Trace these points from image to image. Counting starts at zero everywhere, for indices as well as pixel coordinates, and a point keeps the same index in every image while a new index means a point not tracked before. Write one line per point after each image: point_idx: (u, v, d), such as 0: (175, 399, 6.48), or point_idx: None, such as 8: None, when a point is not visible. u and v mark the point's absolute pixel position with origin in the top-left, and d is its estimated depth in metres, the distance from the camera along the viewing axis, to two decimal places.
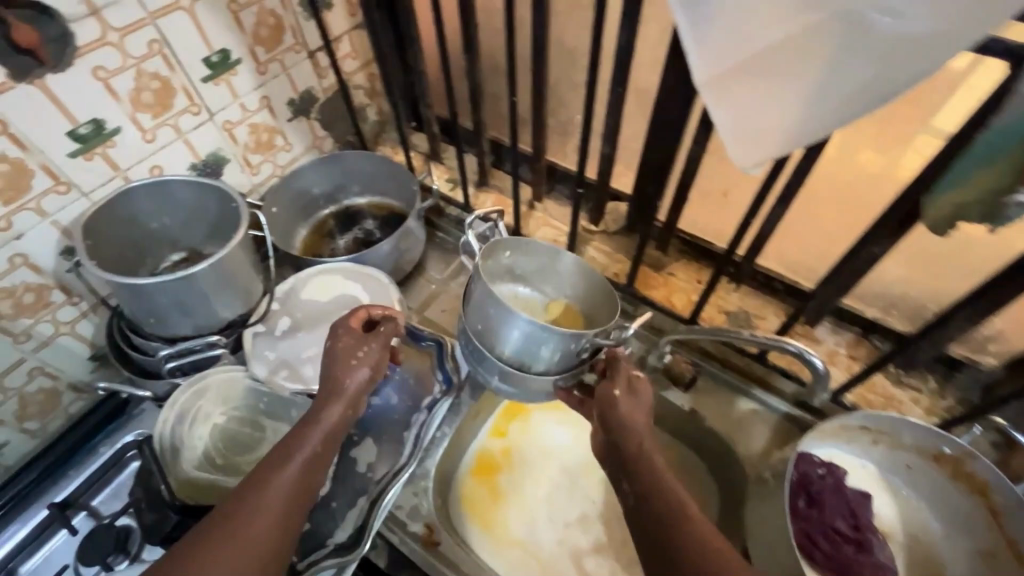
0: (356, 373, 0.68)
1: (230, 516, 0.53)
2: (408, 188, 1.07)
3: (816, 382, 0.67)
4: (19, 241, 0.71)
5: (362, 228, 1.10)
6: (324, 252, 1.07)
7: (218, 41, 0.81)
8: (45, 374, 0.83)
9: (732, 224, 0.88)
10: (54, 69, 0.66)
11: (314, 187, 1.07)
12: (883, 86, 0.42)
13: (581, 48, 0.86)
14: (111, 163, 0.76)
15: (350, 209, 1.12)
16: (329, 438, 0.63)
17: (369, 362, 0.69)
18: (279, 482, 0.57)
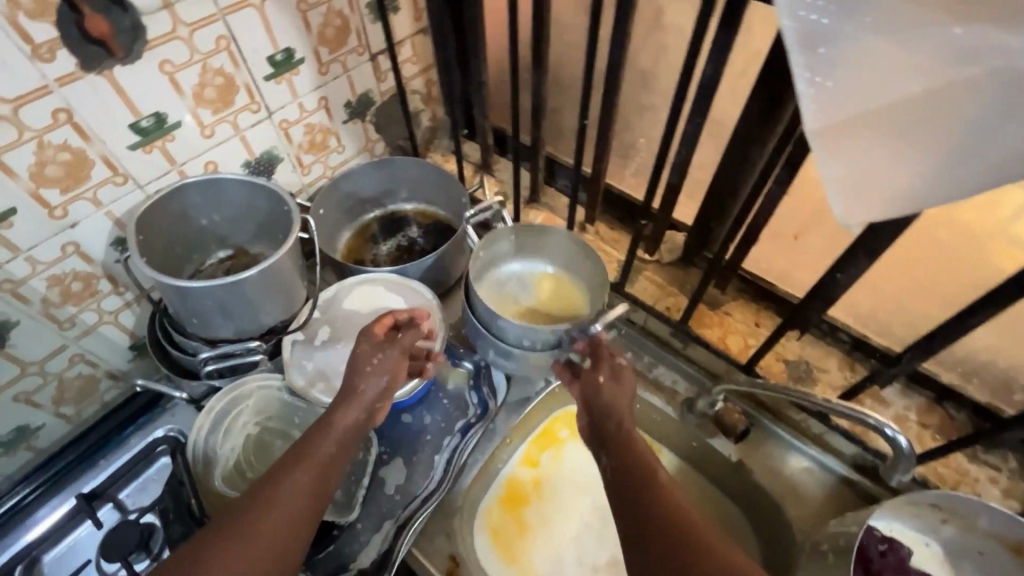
0: (373, 379, 0.65)
1: (241, 518, 0.52)
2: (457, 199, 1.04)
3: (898, 458, 0.61)
4: (73, 229, 0.71)
5: (406, 235, 1.07)
6: (367, 257, 1.05)
7: (284, 40, 0.79)
8: (86, 361, 0.82)
9: (802, 267, 0.84)
10: (123, 60, 0.65)
11: (363, 190, 1.05)
12: None
13: (655, 71, 0.82)
14: (168, 156, 0.75)
15: (396, 215, 1.10)
16: (345, 442, 0.61)
17: (386, 368, 0.66)
18: (292, 486, 0.55)
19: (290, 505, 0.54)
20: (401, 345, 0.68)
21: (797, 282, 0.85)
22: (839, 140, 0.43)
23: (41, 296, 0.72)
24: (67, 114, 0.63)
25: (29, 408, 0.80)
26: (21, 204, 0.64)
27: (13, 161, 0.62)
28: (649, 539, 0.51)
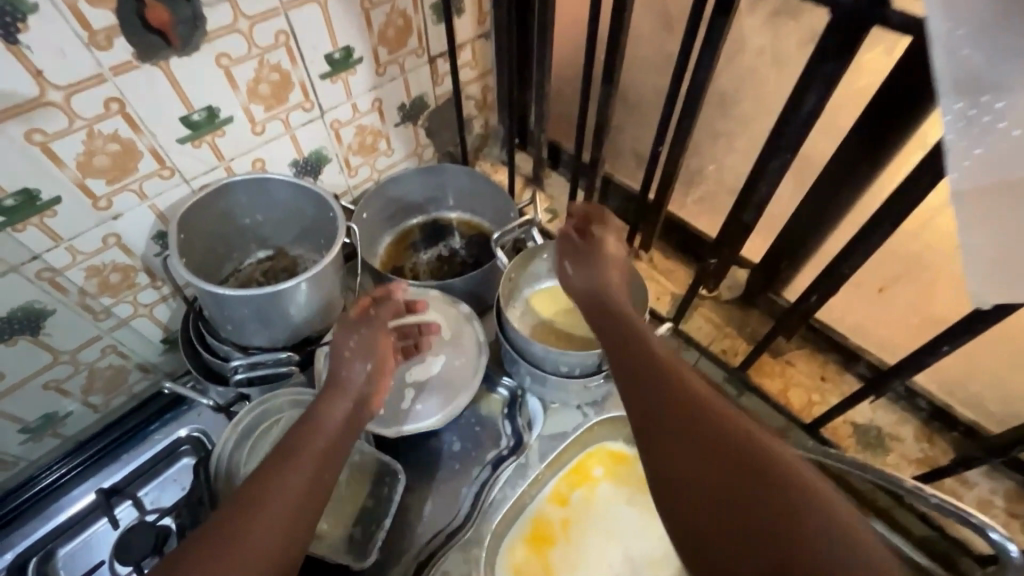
0: (354, 368, 0.62)
1: (228, 525, 0.48)
2: (505, 212, 0.99)
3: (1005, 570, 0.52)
4: (116, 221, 0.68)
5: (448, 245, 1.02)
6: (406, 265, 1.00)
7: (344, 38, 0.76)
8: (117, 353, 0.81)
9: (881, 322, 0.77)
10: (180, 52, 0.62)
11: (409, 196, 1.01)
12: None
13: (737, 95, 0.75)
14: (217, 151, 0.72)
15: (439, 223, 1.05)
16: (339, 434, 0.58)
17: (364, 351, 0.64)
18: (283, 485, 0.51)
19: (285, 501, 0.50)
20: (378, 321, 0.67)
21: (874, 337, 0.78)
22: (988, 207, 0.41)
23: (78, 286, 0.70)
24: (119, 104, 0.61)
25: (58, 395, 0.78)
26: (65, 193, 0.62)
27: (61, 149, 0.59)
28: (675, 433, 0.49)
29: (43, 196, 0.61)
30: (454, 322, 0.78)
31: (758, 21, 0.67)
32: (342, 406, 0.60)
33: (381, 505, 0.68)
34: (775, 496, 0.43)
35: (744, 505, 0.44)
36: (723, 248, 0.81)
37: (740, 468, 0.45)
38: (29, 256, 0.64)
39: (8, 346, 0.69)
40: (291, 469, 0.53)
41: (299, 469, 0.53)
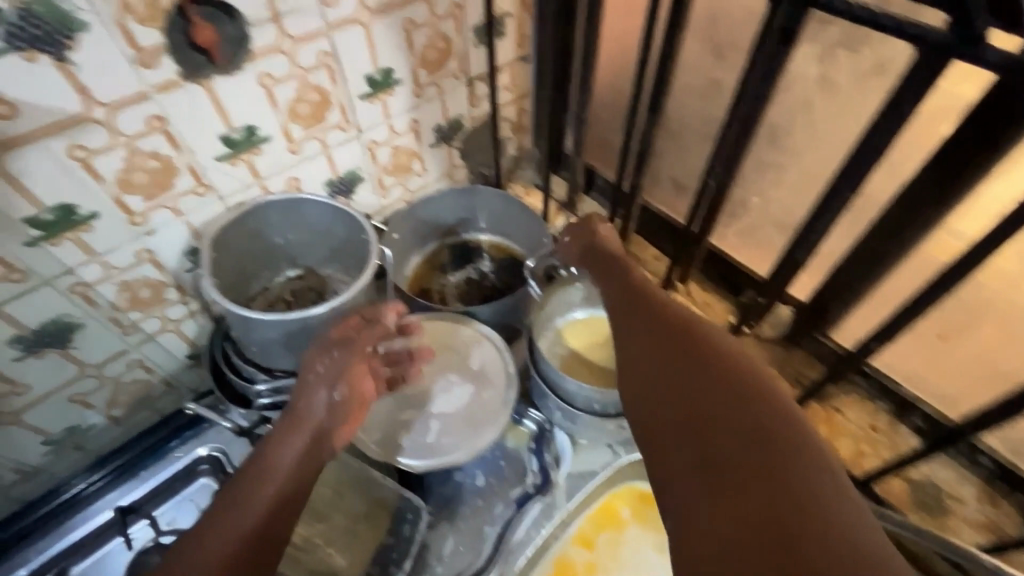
0: (315, 395, 0.55)
1: None
2: (537, 238, 0.96)
3: None
4: (150, 237, 0.68)
5: (477, 267, 1.01)
6: (435, 287, 0.99)
7: (385, 59, 0.75)
8: (142, 367, 0.80)
9: (942, 372, 0.72)
10: (224, 71, 0.61)
11: (440, 217, 0.99)
12: None
13: (789, 127, 0.71)
14: (253, 169, 0.72)
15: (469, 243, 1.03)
16: (293, 475, 0.50)
17: (327, 381, 0.56)
18: (220, 541, 0.45)
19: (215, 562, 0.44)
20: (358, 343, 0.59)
21: (932, 387, 0.73)
22: None
23: (109, 300, 0.69)
24: (161, 121, 0.60)
25: (81, 408, 0.77)
26: (102, 208, 0.62)
27: (101, 165, 0.59)
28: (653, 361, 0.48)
29: (81, 211, 0.60)
30: (483, 351, 0.76)
31: (817, 52, 0.64)
32: (299, 436, 0.52)
33: (403, 544, 0.65)
34: (757, 422, 0.40)
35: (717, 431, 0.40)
36: (768, 286, 0.77)
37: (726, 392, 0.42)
38: (62, 271, 0.63)
39: (37, 359, 0.68)
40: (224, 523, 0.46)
41: (236, 522, 0.46)
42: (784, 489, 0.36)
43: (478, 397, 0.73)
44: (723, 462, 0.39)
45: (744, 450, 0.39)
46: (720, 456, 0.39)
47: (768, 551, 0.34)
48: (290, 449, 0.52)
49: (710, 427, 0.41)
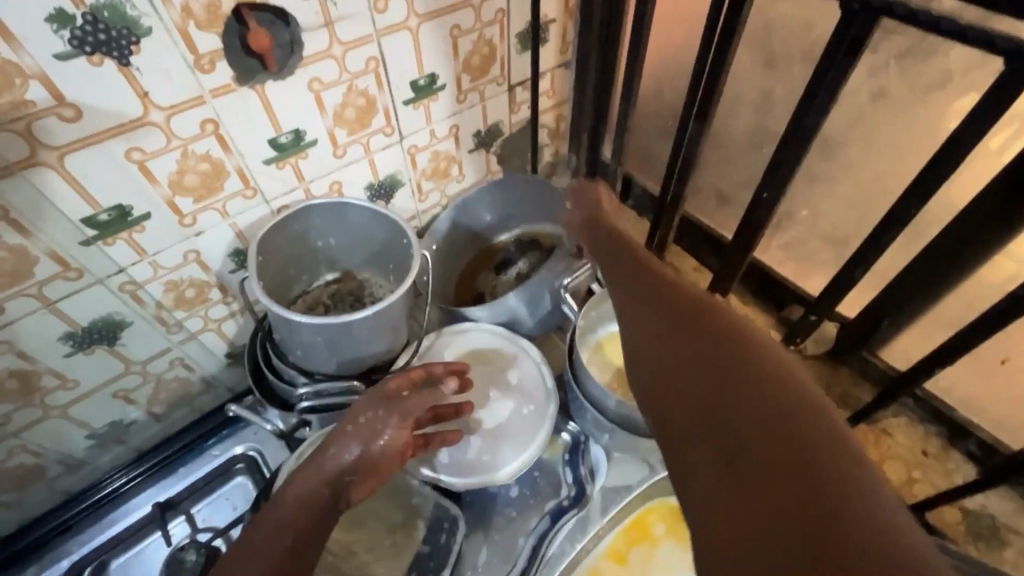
0: (345, 448, 0.56)
1: None
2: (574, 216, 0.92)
3: None
4: (198, 238, 0.69)
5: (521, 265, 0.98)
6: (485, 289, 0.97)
7: (430, 65, 0.75)
8: (183, 365, 0.81)
9: (1001, 398, 0.69)
10: (276, 75, 0.62)
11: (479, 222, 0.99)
12: None
13: (844, 139, 0.69)
14: (298, 173, 0.72)
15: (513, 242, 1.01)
16: (309, 525, 0.51)
17: (361, 435, 0.57)
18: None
19: None
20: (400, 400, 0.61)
21: (990, 413, 0.71)
22: None
23: (156, 299, 0.71)
24: (214, 125, 0.61)
25: (124, 404, 0.79)
26: (154, 210, 0.63)
27: (156, 167, 0.60)
28: (650, 347, 0.44)
29: (135, 211, 0.61)
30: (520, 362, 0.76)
31: (879, 62, 0.62)
32: (307, 485, 0.54)
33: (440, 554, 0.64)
34: (775, 401, 0.34)
35: (730, 418, 0.35)
36: (816, 303, 0.75)
37: (734, 369, 0.37)
38: (114, 270, 0.64)
39: (85, 356, 0.69)
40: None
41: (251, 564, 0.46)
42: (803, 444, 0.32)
43: (518, 415, 0.73)
44: (742, 451, 0.34)
45: (764, 436, 0.33)
46: (723, 402, 0.36)
47: (790, 497, 0.30)
48: (305, 493, 0.53)
49: (723, 414, 0.36)
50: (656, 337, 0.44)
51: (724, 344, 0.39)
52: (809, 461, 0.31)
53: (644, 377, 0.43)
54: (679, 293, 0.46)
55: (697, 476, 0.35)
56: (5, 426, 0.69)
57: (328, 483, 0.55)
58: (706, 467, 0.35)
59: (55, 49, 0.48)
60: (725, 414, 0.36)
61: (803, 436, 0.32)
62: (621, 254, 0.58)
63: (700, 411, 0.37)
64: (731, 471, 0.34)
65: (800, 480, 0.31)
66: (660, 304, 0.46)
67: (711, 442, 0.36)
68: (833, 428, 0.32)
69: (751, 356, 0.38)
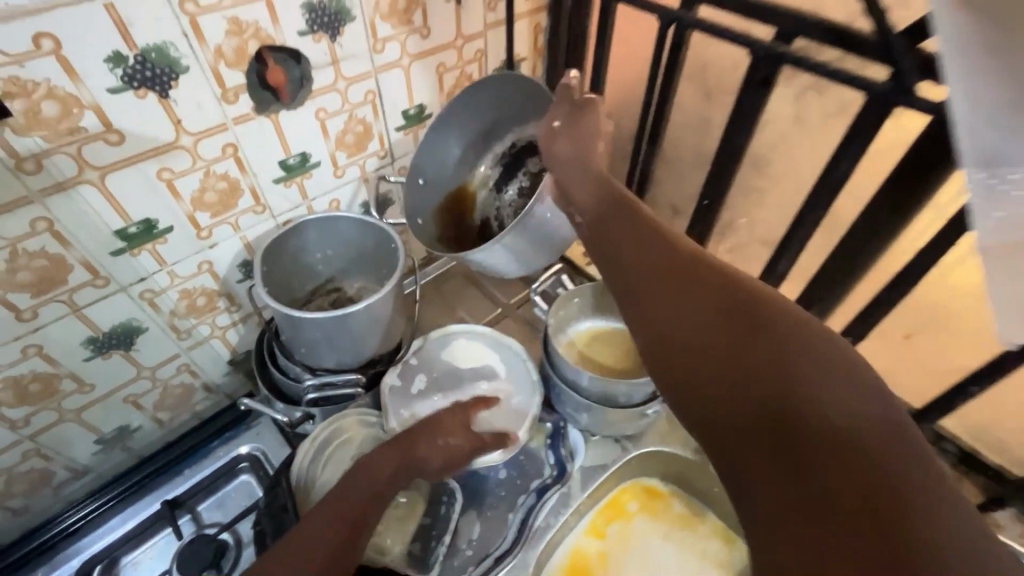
0: (434, 452, 0.69)
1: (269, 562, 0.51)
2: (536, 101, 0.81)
3: None
4: (211, 249, 0.76)
5: (526, 173, 0.84)
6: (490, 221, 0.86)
7: (419, 97, 0.86)
8: (189, 371, 0.86)
9: (907, 371, 0.83)
10: (288, 106, 0.71)
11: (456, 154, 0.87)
12: None
13: (768, 157, 0.83)
14: (302, 191, 0.81)
15: (512, 152, 0.87)
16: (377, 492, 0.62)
17: (444, 452, 0.70)
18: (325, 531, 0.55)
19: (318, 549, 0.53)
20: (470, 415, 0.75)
21: (900, 384, 0.84)
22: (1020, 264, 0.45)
23: (170, 307, 0.77)
24: (233, 149, 0.69)
25: (132, 409, 0.83)
26: (177, 223, 0.70)
27: (181, 185, 0.67)
28: (707, 353, 0.47)
29: (159, 225, 0.69)
30: (507, 357, 0.85)
31: (790, 95, 0.76)
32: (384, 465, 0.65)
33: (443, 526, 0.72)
34: (842, 417, 0.40)
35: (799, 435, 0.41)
36: None
37: (807, 390, 0.42)
38: (137, 278, 0.71)
39: (103, 360, 0.75)
40: (326, 525, 0.55)
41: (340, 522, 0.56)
42: (871, 470, 0.38)
43: (508, 402, 0.81)
44: (820, 467, 0.40)
45: (837, 455, 0.39)
46: (794, 426, 0.42)
47: (868, 514, 0.37)
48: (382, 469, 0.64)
49: (799, 430, 0.41)
50: (706, 348, 0.48)
51: (788, 364, 0.44)
52: (881, 476, 0.38)
53: (695, 383, 0.48)
54: (724, 296, 0.49)
55: (763, 474, 0.43)
56: (23, 429, 0.73)
57: (399, 471, 0.65)
58: (775, 474, 0.42)
59: (109, 84, 0.56)
60: (797, 433, 0.42)
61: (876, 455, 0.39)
62: (633, 227, 0.58)
63: (765, 425, 0.43)
64: (801, 477, 0.40)
65: (874, 489, 0.37)
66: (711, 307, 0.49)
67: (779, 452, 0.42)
68: (895, 435, 0.39)
69: (816, 374, 0.43)
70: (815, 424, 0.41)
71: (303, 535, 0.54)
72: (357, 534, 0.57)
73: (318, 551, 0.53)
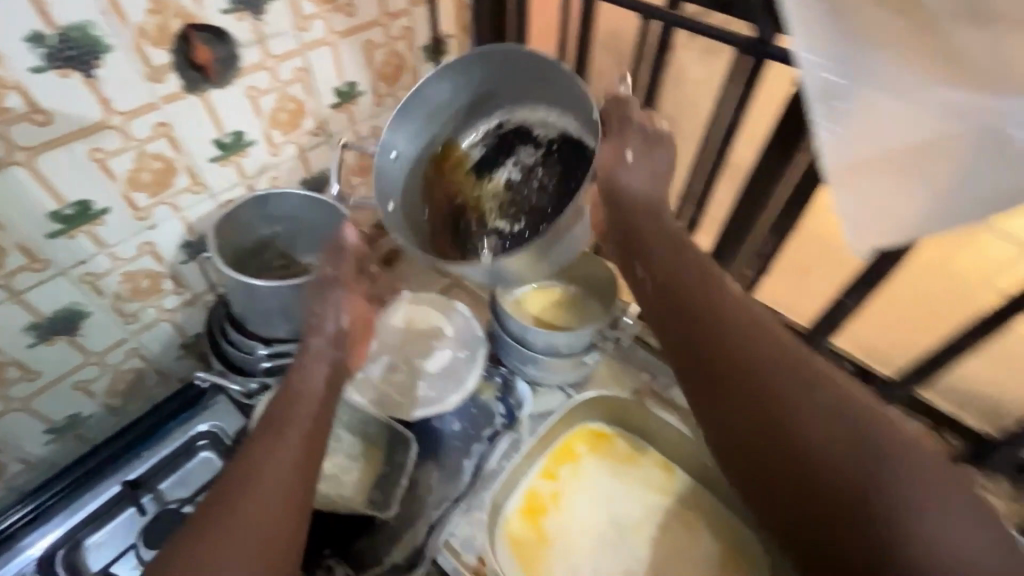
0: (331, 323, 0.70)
1: (229, 492, 0.55)
2: (561, 77, 0.68)
3: None
4: (152, 230, 0.77)
5: (517, 161, 0.74)
6: (464, 203, 0.75)
7: (350, 74, 0.89)
8: (138, 356, 0.87)
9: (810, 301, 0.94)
10: (217, 85, 0.73)
11: (439, 128, 0.77)
12: (1002, 200, 0.50)
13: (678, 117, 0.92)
14: (240, 170, 0.83)
15: (496, 138, 0.77)
16: (318, 406, 0.64)
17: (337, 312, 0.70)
18: (276, 461, 0.57)
19: (273, 475, 0.56)
20: (341, 281, 0.71)
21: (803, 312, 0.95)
22: (860, 178, 0.55)
23: (113, 290, 0.78)
24: (165, 128, 0.71)
25: (82, 396, 0.84)
26: (113, 204, 0.71)
27: (115, 165, 0.69)
28: (817, 460, 0.48)
29: (95, 206, 0.70)
30: (454, 319, 0.90)
31: (690, 58, 0.84)
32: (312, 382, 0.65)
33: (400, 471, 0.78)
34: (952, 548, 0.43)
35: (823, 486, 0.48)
36: None
37: (854, 465, 0.47)
38: (76, 261, 0.72)
39: (47, 346, 0.75)
40: (267, 460, 0.57)
41: (288, 447, 0.58)
42: None
43: (457, 355, 0.86)
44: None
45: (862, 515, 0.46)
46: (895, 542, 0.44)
47: None
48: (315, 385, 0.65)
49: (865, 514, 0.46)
50: (763, 393, 0.52)
51: (840, 426, 0.48)
52: (902, 543, 0.44)
53: (737, 433, 0.53)
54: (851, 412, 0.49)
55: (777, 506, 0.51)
56: None
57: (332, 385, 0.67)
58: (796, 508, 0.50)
59: (30, 63, 0.58)
60: (822, 483, 0.48)
61: (900, 520, 0.45)
62: (682, 267, 0.61)
63: (793, 470, 0.50)
64: (818, 519, 0.48)
65: None
66: (773, 355, 0.53)
67: (801, 495, 0.49)
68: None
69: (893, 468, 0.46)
70: (846, 482, 0.47)
71: (247, 474, 0.56)
72: (302, 461, 0.58)
73: (261, 489, 0.54)
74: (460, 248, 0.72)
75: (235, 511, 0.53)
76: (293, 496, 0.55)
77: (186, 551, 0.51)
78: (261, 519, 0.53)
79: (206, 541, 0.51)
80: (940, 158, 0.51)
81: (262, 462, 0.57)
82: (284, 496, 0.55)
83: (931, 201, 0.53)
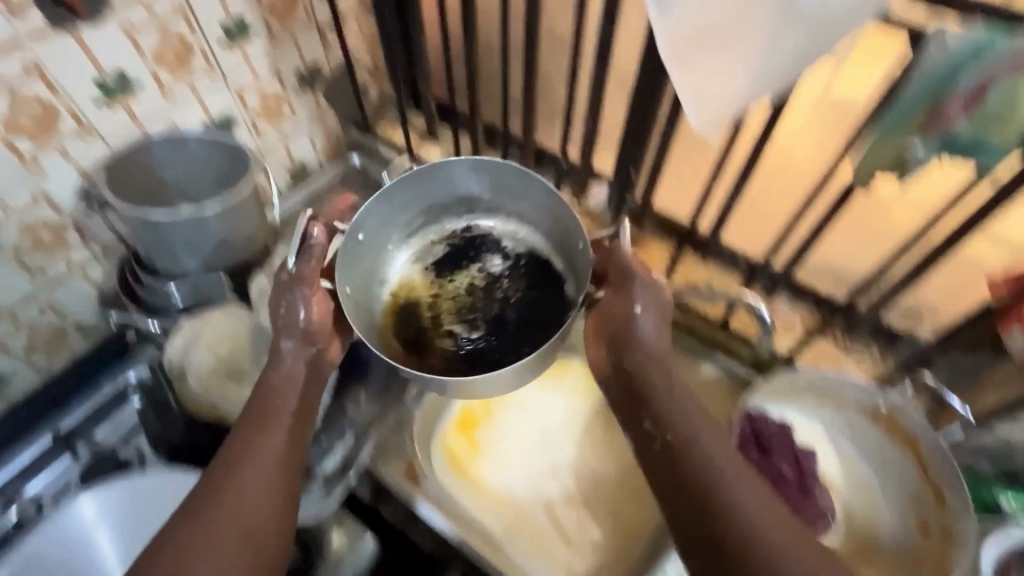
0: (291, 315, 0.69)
1: (217, 479, 0.59)
2: (546, 200, 0.78)
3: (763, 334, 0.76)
4: (44, 179, 0.77)
5: (483, 268, 0.84)
6: (422, 300, 0.83)
7: (236, 10, 0.88)
8: (55, 312, 0.87)
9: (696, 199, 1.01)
10: (87, 21, 0.72)
11: (391, 239, 0.83)
12: (812, 49, 0.56)
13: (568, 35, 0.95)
14: (131, 114, 0.82)
15: (462, 241, 0.86)
16: (299, 402, 0.68)
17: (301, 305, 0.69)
18: (264, 450, 0.62)
19: (261, 466, 0.61)
20: (305, 280, 0.69)
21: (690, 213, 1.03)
22: (692, 59, 0.55)
23: (12, 242, 0.78)
24: (38, 68, 0.71)
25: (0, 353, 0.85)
26: None
27: None
28: (728, 488, 0.55)
29: None
30: None
31: None
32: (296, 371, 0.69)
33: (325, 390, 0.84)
34: None
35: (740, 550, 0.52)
36: (580, 165, 1.01)
37: (746, 501, 0.54)
38: None
39: None
40: (254, 455, 0.61)
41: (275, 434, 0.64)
42: None
43: None
44: None
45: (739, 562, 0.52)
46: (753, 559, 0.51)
47: None
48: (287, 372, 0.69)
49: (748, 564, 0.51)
50: (696, 469, 0.57)
51: (763, 510, 0.54)
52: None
53: (672, 481, 0.59)
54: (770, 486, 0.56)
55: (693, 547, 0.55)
56: None
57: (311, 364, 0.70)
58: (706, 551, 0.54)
59: None
60: (727, 535, 0.53)
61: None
62: (655, 372, 0.65)
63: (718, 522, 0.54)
64: (716, 555, 0.53)
65: None
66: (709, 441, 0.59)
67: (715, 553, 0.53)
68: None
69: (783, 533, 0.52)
70: (739, 525, 0.53)
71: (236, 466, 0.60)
72: (287, 460, 0.63)
73: (249, 480, 0.59)
74: (419, 345, 0.79)
75: (224, 498, 0.58)
76: (277, 490, 0.61)
77: (168, 533, 0.55)
78: (248, 506, 0.58)
79: (192, 523, 0.55)
80: (754, 14, 0.54)
81: (251, 454, 0.62)
82: (268, 490, 0.60)
83: (757, 61, 0.57)
